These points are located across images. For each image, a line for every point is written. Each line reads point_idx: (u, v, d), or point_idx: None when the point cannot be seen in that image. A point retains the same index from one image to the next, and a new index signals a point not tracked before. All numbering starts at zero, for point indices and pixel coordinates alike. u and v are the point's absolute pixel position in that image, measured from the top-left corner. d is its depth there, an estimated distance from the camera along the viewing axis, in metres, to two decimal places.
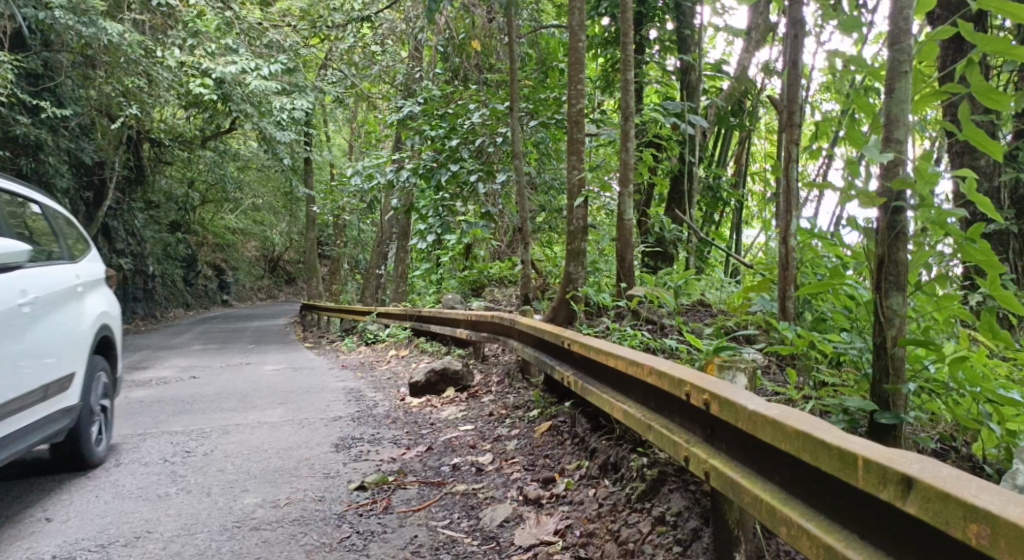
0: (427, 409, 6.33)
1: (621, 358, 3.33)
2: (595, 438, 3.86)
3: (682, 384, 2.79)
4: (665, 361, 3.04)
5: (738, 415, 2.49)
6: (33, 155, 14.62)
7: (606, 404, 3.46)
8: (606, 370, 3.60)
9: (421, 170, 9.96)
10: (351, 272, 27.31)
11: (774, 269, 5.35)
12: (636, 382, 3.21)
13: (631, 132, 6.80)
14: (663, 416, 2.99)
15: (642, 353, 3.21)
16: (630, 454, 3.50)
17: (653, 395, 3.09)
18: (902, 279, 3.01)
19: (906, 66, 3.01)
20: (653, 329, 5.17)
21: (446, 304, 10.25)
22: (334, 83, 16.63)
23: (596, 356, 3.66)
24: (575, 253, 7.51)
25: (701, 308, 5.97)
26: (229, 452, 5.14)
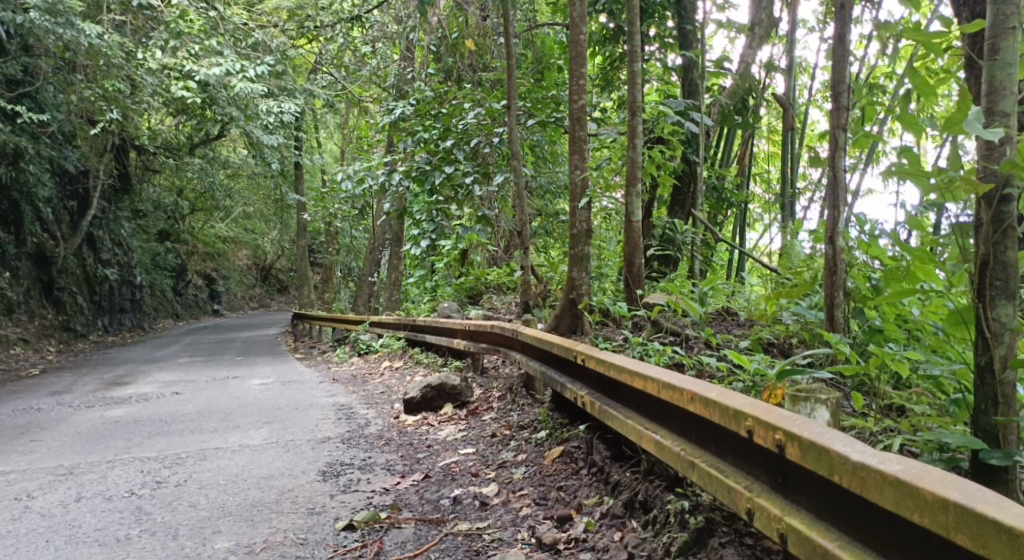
0: (424, 428, 5.85)
1: (645, 377, 2.96)
2: (617, 468, 3.43)
3: (745, 420, 2.45)
4: (705, 385, 2.70)
5: (837, 468, 2.18)
6: (12, 163, 14.12)
7: (625, 428, 3.10)
8: (629, 393, 3.18)
9: (414, 173, 9.49)
10: (344, 280, 26.78)
11: (805, 273, 4.91)
12: (676, 411, 2.83)
13: (639, 127, 6.30)
14: (709, 452, 2.67)
15: (673, 373, 2.86)
16: (664, 493, 3.04)
17: (692, 425, 2.76)
18: (1010, 285, 2.74)
19: (1012, 22, 2.75)
20: (673, 340, 4.73)
21: (442, 312, 9.78)
22: (325, 86, 16.13)
23: (615, 375, 3.23)
24: (579, 258, 7.04)
25: (725, 316, 5.51)
26: (205, 483, 4.69)
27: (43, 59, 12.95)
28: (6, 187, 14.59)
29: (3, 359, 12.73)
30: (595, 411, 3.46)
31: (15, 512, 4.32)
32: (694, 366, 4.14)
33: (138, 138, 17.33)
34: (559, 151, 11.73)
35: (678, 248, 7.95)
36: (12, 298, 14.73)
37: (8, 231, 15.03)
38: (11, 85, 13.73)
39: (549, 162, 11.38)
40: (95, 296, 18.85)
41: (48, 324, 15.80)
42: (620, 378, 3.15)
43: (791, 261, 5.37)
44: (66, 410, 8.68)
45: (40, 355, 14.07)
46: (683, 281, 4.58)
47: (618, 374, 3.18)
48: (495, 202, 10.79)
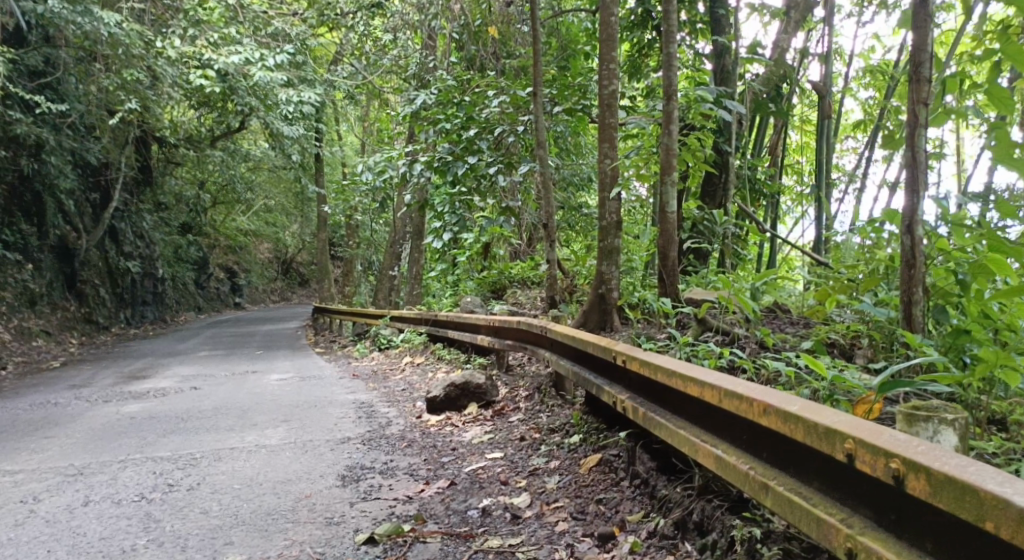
0: (448, 430, 5.58)
1: (703, 384, 2.69)
2: (666, 481, 3.14)
3: (842, 440, 2.17)
4: (781, 397, 2.43)
5: (989, 513, 1.86)
6: (34, 154, 14.05)
7: (677, 440, 2.83)
8: (685, 401, 2.87)
9: (436, 163, 9.19)
10: (365, 274, 26.51)
11: (869, 267, 4.55)
12: (752, 426, 2.53)
13: (675, 112, 5.96)
14: (786, 473, 2.40)
15: (739, 381, 2.59)
16: (726, 515, 2.74)
17: (761, 440, 2.49)
18: None
19: None
20: (718, 339, 4.42)
21: (465, 307, 9.51)
22: (346, 77, 15.90)
23: (667, 380, 2.92)
24: (609, 251, 6.71)
25: (777, 313, 5.19)
26: (219, 487, 4.43)
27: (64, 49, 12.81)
28: (28, 178, 14.51)
29: (25, 351, 12.62)
30: (637, 416, 3.19)
31: (19, 517, 4.08)
32: (746, 369, 3.83)
33: (160, 130, 17.18)
34: (584, 142, 11.40)
35: (715, 243, 7.58)
36: (35, 290, 14.63)
37: (31, 223, 14.96)
38: (33, 76, 13.62)
39: (574, 155, 11.04)
40: (118, 288, 18.76)
41: (71, 316, 15.70)
42: (671, 383, 2.88)
43: (840, 257, 5.01)
44: (83, 405, 8.50)
45: (62, 347, 13.98)
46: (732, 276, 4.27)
47: (667, 378, 2.91)
48: (518, 193, 10.49)
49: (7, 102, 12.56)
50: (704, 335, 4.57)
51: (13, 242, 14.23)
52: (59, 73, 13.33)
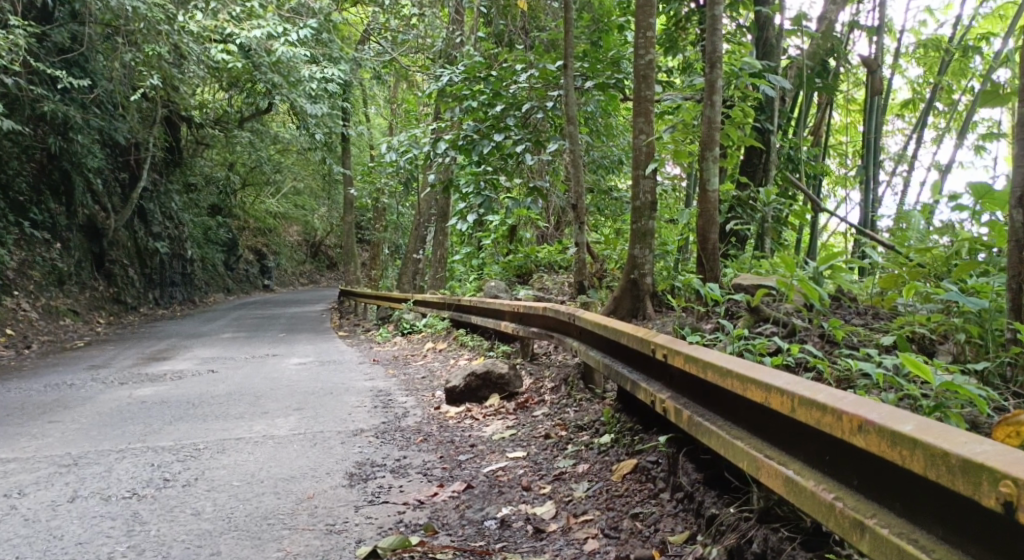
0: (467, 424, 5.17)
1: (771, 389, 2.26)
2: (716, 497, 2.71)
3: (992, 481, 1.73)
4: (883, 411, 1.99)
5: None
6: (61, 133, 13.90)
7: (736, 453, 2.41)
8: (748, 407, 2.43)
9: (461, 142, 8.71)
10: (393, 257, 26.14)
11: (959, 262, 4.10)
12: (847, 447, 2.08)
13: (719, 81, 5.43)
14: (888, 509, 1.97)
15: (820, 387, 2.17)
16: (797, 552, 2.32)
17: (850, 463, 2.07)
18: None
19: None
20: (772, 330, 3.97)
21: (488, 292, 9.10)
22: (374, 56, 15.53)
23: (725, 382, 2.47)
24: (642, 233, 6.27)
25: (838, 301, 4.72)
26: (216, 483, 4.07)
27: (91, 25, 12.54)
28: (56, 156, 14.35)
29: (50, 330, 12.42)
30: (679, 419, 2.77)
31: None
32: (815, 368, 3.41)
33: (187, 110, 16.93)
34: (615, 124, 10.90)
35: (758, 226, 7.04)
36: (63, 269, 14.43)
37: (59, 202, 14.78)
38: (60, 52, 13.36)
39: (604, 136, 10.56)
40: (146, 269, 18.57)
41: (99, 296, 15.50)
42: (730, 385, 2.44)
43: (904, 244, 4.52)
44: (98, 387, 8.19)
45: (88, 326, 13.76)
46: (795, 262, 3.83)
47: (721, 378, 2.49)
48: (546, 173, 10.05)
49: (33, 80, 12.36)
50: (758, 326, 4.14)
51: (41, 221, 14.06)
52: (85, 51, 13.05)
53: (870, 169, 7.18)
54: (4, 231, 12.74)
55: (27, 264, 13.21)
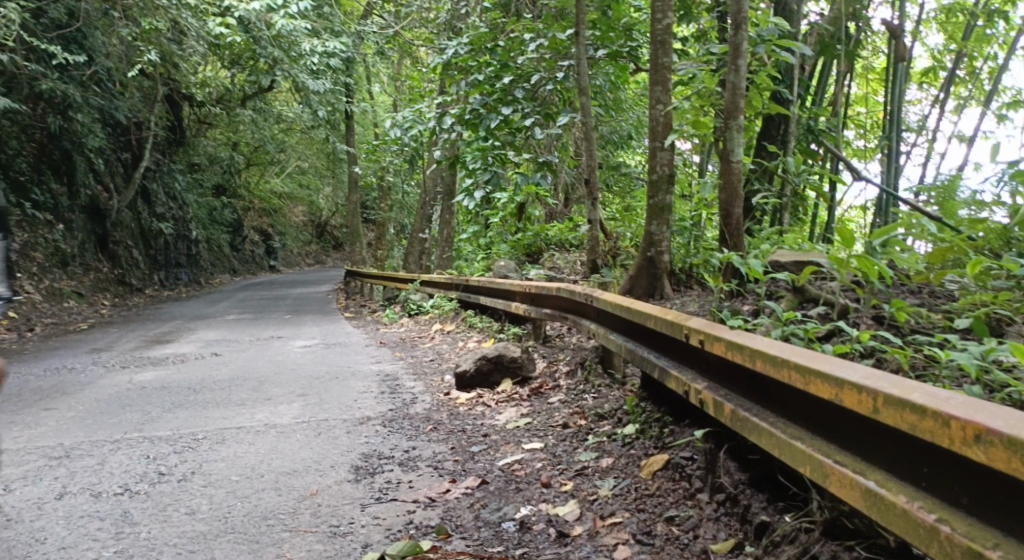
0: (479, 411, 4.91)
1: (846, 385, 1.99)
2: (765, 502, 2.49)
3: None
4: (1004, 417, 1.71)
5: None
6: (60, 111, 13.56)
7: (803, 458, 2.13)
8: (816, 403, 2.16)
9: (468, 116, 8.37)
10: (398, 237, 25.81)
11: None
12: (954, 459, 1.80)
13: (744, 43, 5.10)
14: (1013, 538, 1.69)
15: (912, 386, 1.89)
16: None
17: (960, 478, 1.79)
18: None
19: None
20: (820, 313, 3.70)
21: (497, 272, 8.81)
22: (377, 29, 15.16)
23: (784, 374, 2.20)
24: (660, 209, 5.98)
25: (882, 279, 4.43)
26: (214, 478, 3.81)
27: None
28: (56, 137, 13.88)
29: (55, 312, 12.17)
30: (721, 415, 2.51)
31: None
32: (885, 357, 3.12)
33: (189, 89, 16.60)
34: (625, 98, 10.53)
35: (779, 199, 6.70)
36: (66, 250, 14.13)
37: (61, 182, 14.49)
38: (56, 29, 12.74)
39: (614, 110, 10.20)
40: (150, 251, 18.30)
41: (103, 278, 15.23)
42: (792, 379, 2.17)
43: (953, 218, 4.27)
44: (98, 372, 7.92)
45: (93, 309, 13.49)
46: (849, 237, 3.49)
47: (776, 369, 2.23)
48: (554, 147, 9.73)
49: (30, 57, 12.04)
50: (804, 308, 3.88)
51: (42, 202, 13.75)
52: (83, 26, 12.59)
53: (894, 138, 6.79)
54: None
55: (29, 246, 12.92)
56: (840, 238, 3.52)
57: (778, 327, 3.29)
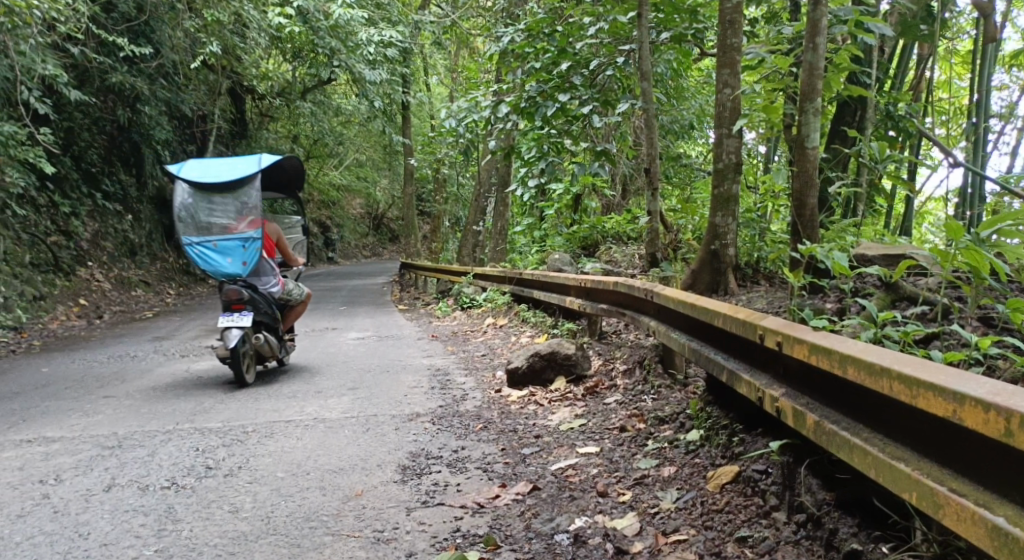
0: (532, 410, 4.71)
1: (967, 401, 1.70)
2: (855, 529, 2.28)
3: None
4: None
5: None
6: (130, 104, 13.73)
7: (911, 483, 1.85)
8: (923, 419, 1.87)
9: (524, 104, 8.13)
10: (454, 229, 25.73)
11: None
12: None
13: (822, 21, 4.77)
14: None
15: None
16: None
17: None
18: None
19: None
20: (918, 313, 3.39)
21: (552, 264, 8.57)
22: (435, 19, 14.99)
23: (884, 384, 1.91)
24: (725, 199, 5.70)
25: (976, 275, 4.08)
26: (260, 474, 3.67)
27: None
28: (126, 128, 14.16)
29: (122, 300, 12.33)
30: (807, 429, 2.24)
31: (26, 505, 3.38)
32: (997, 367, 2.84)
33: (250, 81, 16.72)
34: (686, 86, 10.16)
35: (860, 189, 6.23)
36: (135, 241, 14.27)
37: (129, 174, 14.71)
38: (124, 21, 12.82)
39: (674, 100, 9.87)
40: None
41: (170, 267, 15.42)
42: (894, 390, 1.89)
43: None
44: (158, 359, 7.68)
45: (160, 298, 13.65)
46: (959, 232, 3.07)
47: (872, 378, 1.95)
48: (612, 137, 9.46)
49: (100, 50, 12.23)
50: (897, 308, 3.59)
51: (112, 192, 13.96)
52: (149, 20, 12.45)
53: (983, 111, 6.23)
54: (77, 201, 12.70)
55: (101, 235, 13.07)
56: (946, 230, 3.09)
57: (871, 329, 3.01)
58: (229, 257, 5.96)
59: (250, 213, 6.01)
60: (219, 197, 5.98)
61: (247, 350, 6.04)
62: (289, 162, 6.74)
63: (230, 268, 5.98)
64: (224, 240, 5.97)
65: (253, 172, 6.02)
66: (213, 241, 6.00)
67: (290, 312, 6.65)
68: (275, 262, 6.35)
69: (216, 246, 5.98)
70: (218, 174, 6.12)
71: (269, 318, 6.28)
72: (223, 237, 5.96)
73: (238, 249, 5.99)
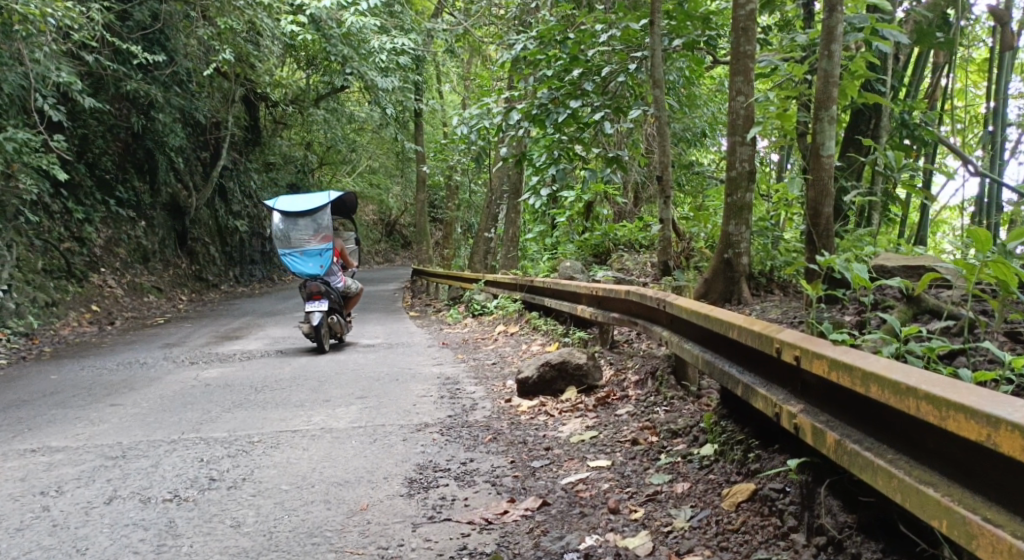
0: (542, 421, 4.63)
1: (999, 424, 1.63)
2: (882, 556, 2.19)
3: None
4: None
5: None
6: (144, 112, 13.76)
7: (934, 509, 1.78)
8: (949, 441, 1.80)
9: (535, 111, 8.04)
10: (465, 236, 25.71)
11: None
12: None
13: (838, 28, 4.68)
14: None
15: None
16: None
17: None
18: None
19: None
20: (941, 327, 3.29)
21: (563, 272, 8.49)
22: (448, 28, 14.97)
23: (908, 404, 1.84)
24: (739, 207, 5.61)
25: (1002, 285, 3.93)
26: (264, 487, 3.60)
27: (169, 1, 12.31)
28: (140, 136, 14.20)
29: (134, 306, 12.32)
30: (827, 448, 2.15)
31: (26, 518, 3.32)
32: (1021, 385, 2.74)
33: (263, 88, 16.73)
34: (698, 94, 10.07)
35: (876, 197, 6.13)
36: (148, 247, 14.27)
37: (143, 181, 14.73)
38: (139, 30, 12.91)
39: (687, 107, 9.78)
40: (226, 247, 18.53)
41: (182, 273, 15.43)
42: (917, 410, 1.82)
43: None
44: (169, 367, 7.62)
45: (172, 304, 13.64)
46: (985, 243, 2.96)
47: (895, 397, 1.88)
48: (624, 144, 9.38)
49: (115, 58, 12.27)
50: (919, 321, 3.51)
51: (126, 199, 13.97)
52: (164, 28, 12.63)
53: (1001, 116, 6.14)
54: (91, 207, 12.71)
55: (114, 242, 13.09)
56: (972, 243, 2.98)
57: (892, 344, 2.95)
58: (310, 261, 7.97)
59: (324, 231, 7.99)
60: (301, 218, 7.97)
61: (324, 329, 8.04)
62: (349, 196, 8.58)
63: (311, 269, 8.00)
64: (305, 250, 7.99)
65: (326, 201, 7.97)
66: (297, 251, 8.01)
67: (348, 302, 8.72)
68: (340, 266, 8.41)
69: (300, 254, 8.00)
70: (297, 203, 8.16)
71: (338, 305, 8.29)
72: (305, 247, 7.97)
73: (315, 255, 8.00)
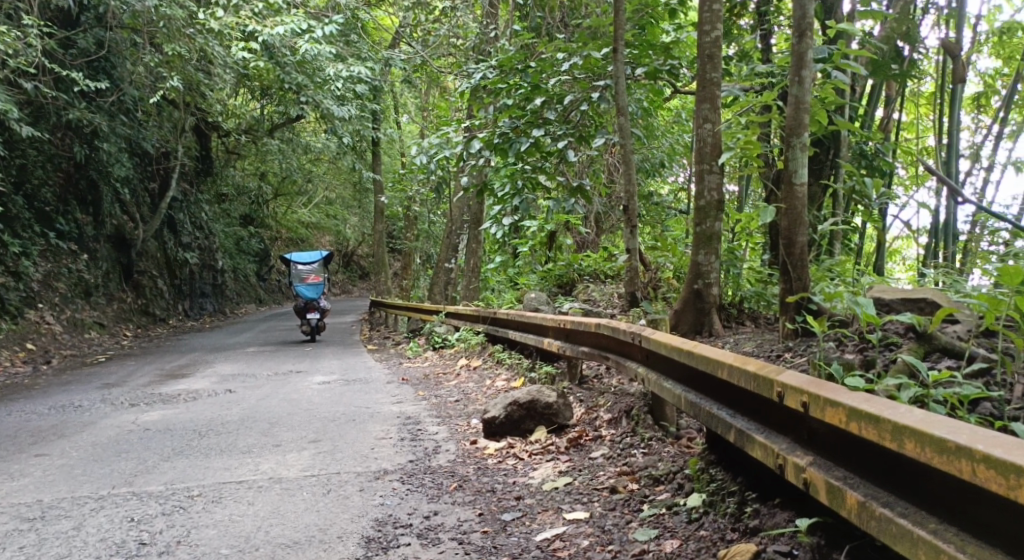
0: (511, 465, 4.33)
1: None
2: None
3: None
4: None
5: None
6: (87, 141, 13.23)
7: None
8: (1000, 510, 1.79)
9: (496, 140, 7.71)
10: (425, 266, 25.30)
11: None
12: None
13: (808, 53, 4.45)
14: None
15: None
16: None
17: None
18: None
19: None
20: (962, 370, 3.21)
21: (528, 304, 8.22)
22: (405, 57, 14.68)
23: (960, 468, 1.82)
24: (708, 236, 5.40)
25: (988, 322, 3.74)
26: (201, 551, 3.24)
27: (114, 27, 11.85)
28: (83, 166, 13.64)
29: (75, 344, 11.75)
30: (848, 509, 2.10)
31: None
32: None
33: (214, 117, 16.26)
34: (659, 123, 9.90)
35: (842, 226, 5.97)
36: (90, 281, 13.66)
37: (86, 213, 14.13)
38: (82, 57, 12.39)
39: (646, 136, 9.60)
40: (175, 280, 17.92)
41: (127, 308, 14.82)
42: (973, 476, 1.79)
43: None
44: (105, 410, 7.10)
45: (116, 340, 13.06)
46: (1014, 279, 2.98)
47: (944, 460, 1.85)
48: (585, 173, 9.14)
49: (56, 86, 11.76)
50: (927, 359, 3.45)
51: (67, 231, 13.37)
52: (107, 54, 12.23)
53: (953, 144, 5.99)
54: (28, 241, 12.11)
55: (53, 276, 12.47)
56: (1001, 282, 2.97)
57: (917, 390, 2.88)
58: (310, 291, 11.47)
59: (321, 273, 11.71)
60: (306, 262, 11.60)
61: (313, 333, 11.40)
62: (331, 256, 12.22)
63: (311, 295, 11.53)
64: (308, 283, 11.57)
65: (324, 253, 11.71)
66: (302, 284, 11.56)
67: None
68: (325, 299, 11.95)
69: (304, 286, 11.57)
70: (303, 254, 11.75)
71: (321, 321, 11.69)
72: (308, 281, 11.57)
73: (312, 285, 11.38)
